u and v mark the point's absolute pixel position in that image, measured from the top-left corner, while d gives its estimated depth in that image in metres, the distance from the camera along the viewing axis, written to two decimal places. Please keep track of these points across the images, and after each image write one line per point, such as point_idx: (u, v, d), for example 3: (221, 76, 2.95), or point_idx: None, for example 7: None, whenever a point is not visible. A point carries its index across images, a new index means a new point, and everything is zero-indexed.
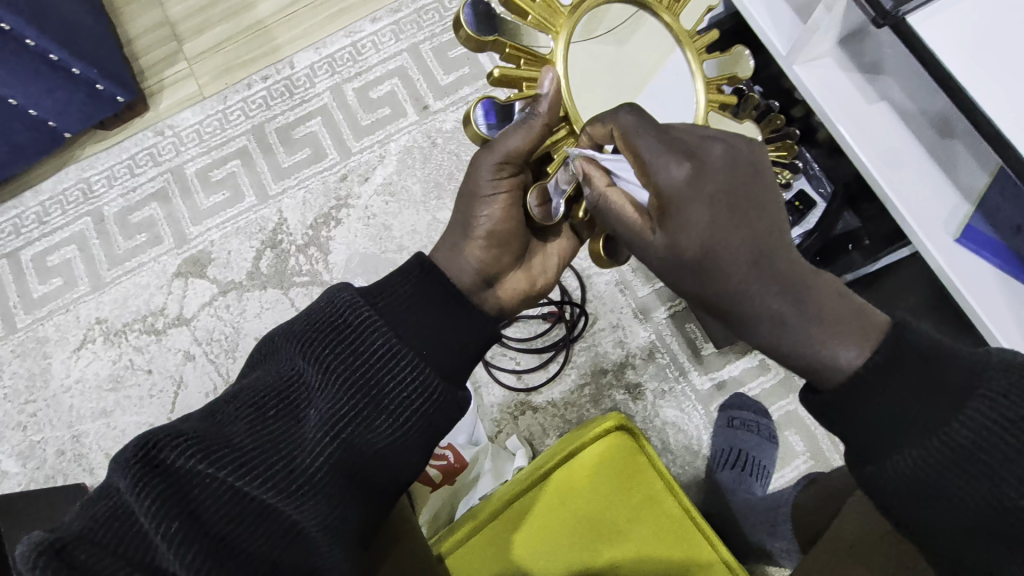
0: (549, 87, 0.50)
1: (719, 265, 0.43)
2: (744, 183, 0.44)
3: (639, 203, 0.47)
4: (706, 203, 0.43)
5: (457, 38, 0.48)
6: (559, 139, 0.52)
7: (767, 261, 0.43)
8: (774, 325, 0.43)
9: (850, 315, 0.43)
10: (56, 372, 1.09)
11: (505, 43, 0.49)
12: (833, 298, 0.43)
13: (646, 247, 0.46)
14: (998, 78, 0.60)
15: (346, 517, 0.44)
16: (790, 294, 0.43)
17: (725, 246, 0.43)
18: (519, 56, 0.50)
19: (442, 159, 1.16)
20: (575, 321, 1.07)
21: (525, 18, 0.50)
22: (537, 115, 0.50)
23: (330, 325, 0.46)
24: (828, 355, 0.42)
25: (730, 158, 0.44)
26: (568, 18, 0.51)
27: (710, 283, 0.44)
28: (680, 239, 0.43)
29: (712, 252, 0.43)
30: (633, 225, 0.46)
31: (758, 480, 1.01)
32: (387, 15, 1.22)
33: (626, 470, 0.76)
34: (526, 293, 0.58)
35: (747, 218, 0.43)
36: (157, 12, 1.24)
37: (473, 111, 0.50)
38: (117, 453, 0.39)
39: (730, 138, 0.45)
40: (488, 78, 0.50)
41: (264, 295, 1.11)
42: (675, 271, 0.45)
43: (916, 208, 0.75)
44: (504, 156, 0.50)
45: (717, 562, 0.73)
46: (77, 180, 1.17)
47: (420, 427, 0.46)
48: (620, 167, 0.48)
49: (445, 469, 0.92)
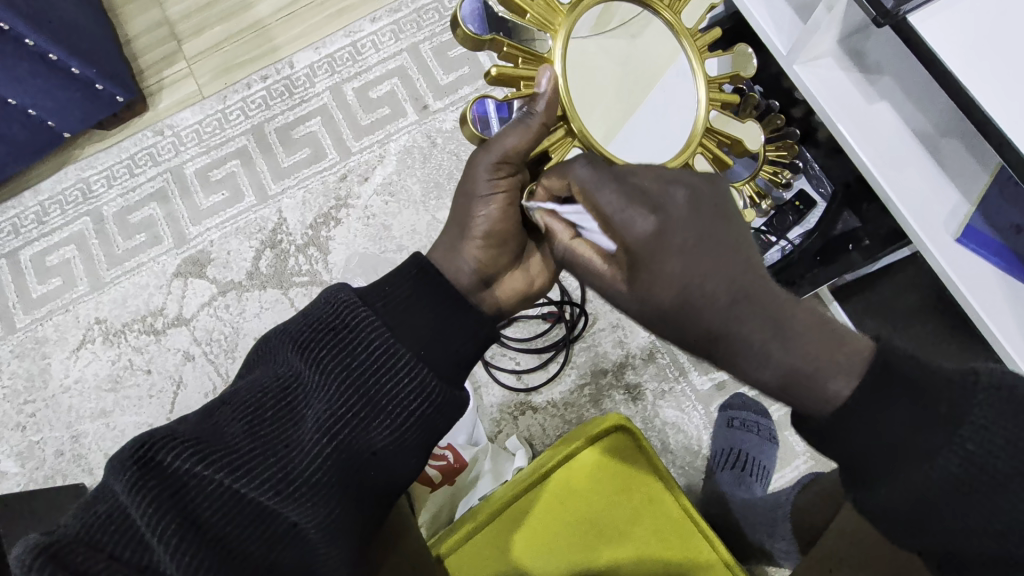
0: (546, 86, 0.50)
1: (695, 310, 0.44)
2: (711, 228, 0.45)
3: (607, 252, 0.47)
4: (671, 256, 0.43)
5: (456, 37, 0.50)
6: (556, 139, 0.51)
7: (743, 300, 0.43)
8: (759, 366, 0.43)
9: (832, 337, 0.43)
10: (55, 372, 1.09)
11: (503, 42, 0.49)
12: (812, 327, 0.43)
13: (622, 295, 0.47)
14: (999, 79, 0.60)
15: (345, 519, 0.44)
16: (770, 329, 0.43)
17: (698, 289, 0.43)
18: (517, 55, 0.50)
19: (442, 159, 1.16)
20: (574, 321, 1.07)
21: (523, 17, 0.50)
22: (534, 115, 0.50)
23: (328, 326, 0.46)
24: (827, 357, 0.42)
25: (693, 204, 0.45)
26: (566, 17, 0.50)
27: (689, 326, 0.44)
28: (653, 289, 0.44)
29: (686, 299, 0.43)
30: (603, 275, 0.47)
31: (758, 480, 0.99)
32: (386, 14, 1.22)
33: (624, 472, 0.76)
34: (524, 292, 0.58)
35: (718, 257, 0.44)
36: (156, 12, 1.23)
37: (471, 109, 0.51)
38: (113, 455, 0.39)
39: (690, 182, 0.46)
40: (485, 77, 0.50)
41: (263, 295, 1.11)
42: (655, 321, 0.46)
43: (916, 208, 0.74)
44: (502, 155, 0.50)
45: (717, 562, 0.73)
46: (77, 180, 1.17)
47: (418, 428, 0.46)
48: (583, 219, 0.47)
49: (445, 469, 0.91)
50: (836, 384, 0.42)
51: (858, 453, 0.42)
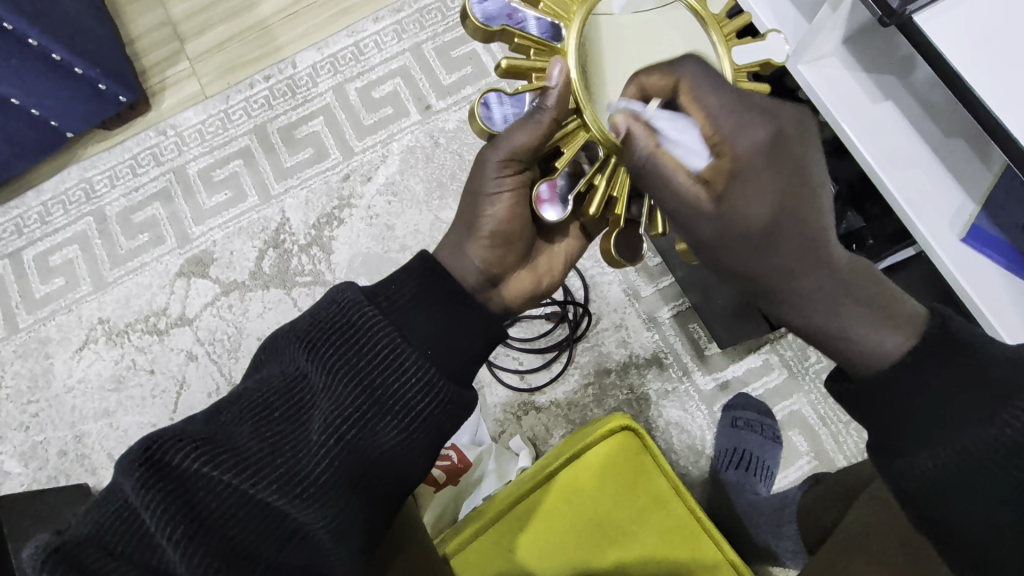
0: (558, 78, 0.49)
1: (782, 234, 0.41)
2: (791, 158, 0.41)
3: (696, 169, 0.42)
4: (765, 184, 0.41)
5: (466, 29, 0.50)
6: (567, 132, 0.52)
7: (816, 241, 0.42)
8: (802, 304, 0.44)
9: (874, 293, 0.44)
10: (58, 372, 1.09)
11: (512, 33, 0.50)
12: (867, 288, 0.44)
13: (700, 220, 0.42)
14: (1006, 81, 0.60)
15: (352, 521, 0.44)
16: (826, 273, 0.43)
17: (786, 219, 0.41)
18: (528, 46, 0.50)
19: (445, 159, 1.16)
20: (578, 321, 1.07)
21: (537, 7, 0.51)
22: (545, 110, 0.49)
23: (334, 325, 0.46)
24: (862, 343, 0.43)
25: (800, 130, 0.42)
26: (578, 9, 0.51)
27: (749, 261, 0.43)
28: (742, 209, 0.41)
29: (774, 229, 0.41)
30: (687, 195, 0.42)
31: (763, 480, 1.00)
32: (388, 14, 1.22)
33: (631, 471, 0.76)
34: (531, 292, 0.58)
35: (807, 191, 0.42)
36: (159, 12, 1.23)
37: (479, 105, 0.52)
38: (120, 457, 0.39)
39: (796, 113, 0.43)
40: (496, 70, 0.51)
41: (267, 296, 1.11)
42: (727, 250, 0.43)
43: (922, 208, 0.74)
44: (510, 152, 0.50)
45: (723, 562, 0.74)
46: (80, 180, 1.17)
47: (425, 428, 0.46)
48: (679, 129, 0.42)
49: (450, 469, 0.92)
50: (882, 343, 0.43)
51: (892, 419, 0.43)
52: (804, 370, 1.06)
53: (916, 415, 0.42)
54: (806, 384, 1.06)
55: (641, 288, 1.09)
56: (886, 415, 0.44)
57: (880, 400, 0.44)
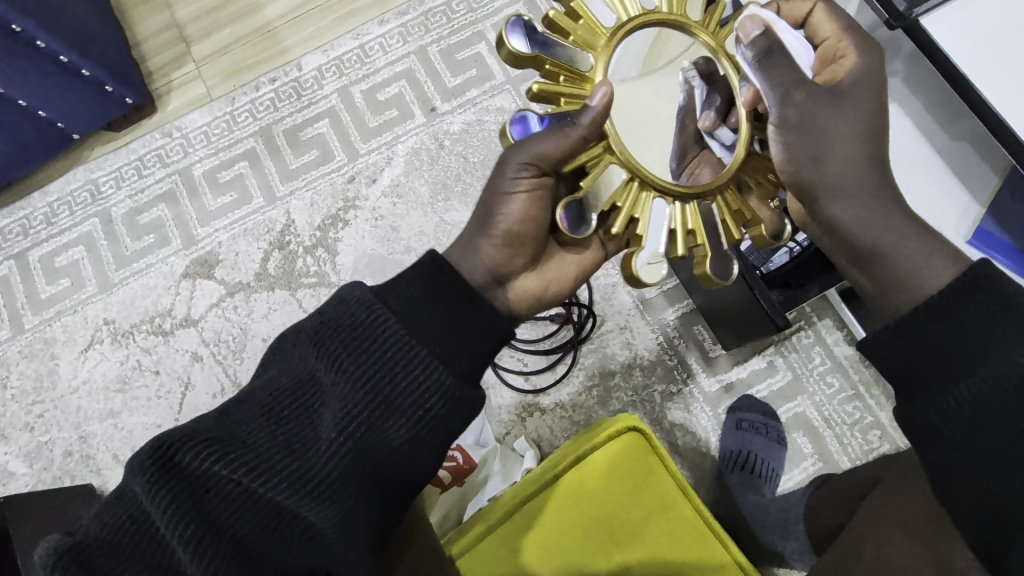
0: (600, 101, 0.50)
1: (854, 123, 0.51)
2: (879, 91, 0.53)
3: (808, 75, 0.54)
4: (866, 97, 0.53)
5: (500, 54, 0.50)
6: (593, 156, 0.52)
7: (878, 167, 0.51)
8: (860, 208, 0.50)
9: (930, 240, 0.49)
10: (64, 373, 1.09)
11: (544, 60, 0.50)
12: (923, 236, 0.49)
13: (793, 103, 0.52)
14: (1013, 82, 0.60)
15: (361, 518, 0.44)
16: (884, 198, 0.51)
17: (880, 126, 0.52)
18: (558, 72, 0.51)
19: (450, 161, 1.16)
20: (583, 322, 1.07)
21: (567, 38, 0.51)
22: (578, 125, 0.50)
23: (345, 323, 0.46)
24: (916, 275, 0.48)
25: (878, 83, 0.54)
26: (607, 41, 0.51)
27: (844, 147, 0.51)
28: (837, 105, 0.52)
29: (848, 132, 0.51)
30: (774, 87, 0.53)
31: (768, 482, 0.99)
32: (394, 17, 1.22)
33: (638, 472, 0.76)
34: (537, 296, 0.58)
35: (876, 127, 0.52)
36: (166, 14, 1.24)
37: (511, 128, 0.53)
38: (132, 455, 0.39)
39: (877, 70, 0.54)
40: (527, 94, 0.52)
41: (271, 296, 1.11)
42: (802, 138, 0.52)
43: (928, 209, 0.75)
44: (533, 157, 0.51)
45: (730, 563, 0.75)
46: (86, 181, 1.17)
47: (433, 426, 0.46)
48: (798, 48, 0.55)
49: (455, 470, 0.92)
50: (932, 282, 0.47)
51: (915, 365, 0.46)
52: (809, 372, 1.06)
53: (931, 363, 0.45)
54: (810, 385, 1.06)
55: (646, 289, 1.09)
56: (903, 361, 0.46)
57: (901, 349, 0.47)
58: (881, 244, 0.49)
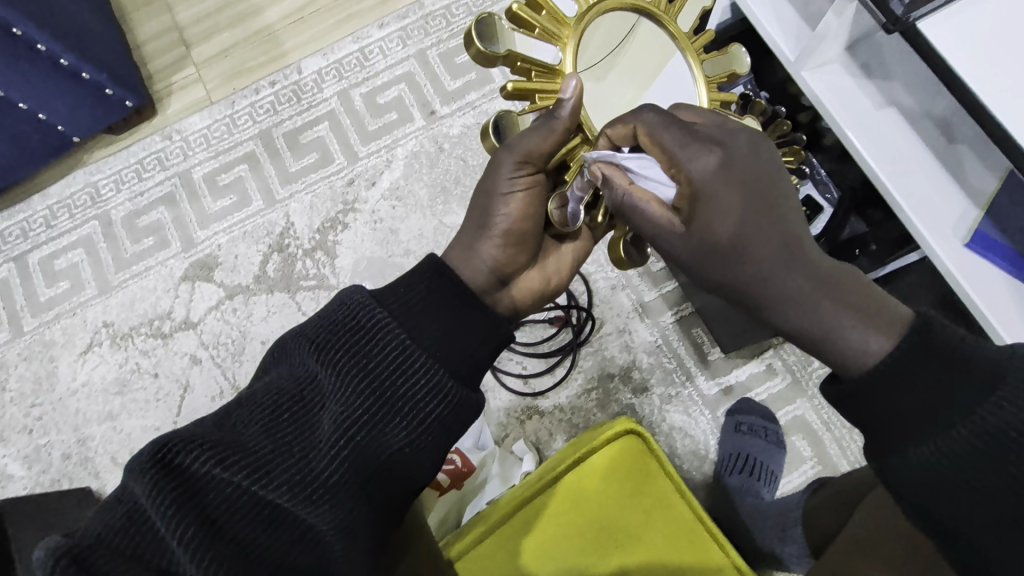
0: (572, 93, 0.49)
1: (754, 236, 0.43)
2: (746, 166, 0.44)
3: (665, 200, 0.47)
4: (738, 190, 0.44)
5: (468, 52, 0.48)
6: (574, 146, 0.53)
7: (792, 245, 0.43)
8: (786, 309, 0.43)
9: (869, 294, 0.43)
10: (62, 376, 1.09)
11: (515, 57, 0.49)
12: (858, 285, 0.43)
13: (676, 238, 0.46)
14: (1012, 87, 0.60)
15: (361, 520, 0.44)
16: (813, 279, 0.42)
17: (771, 204, 0.44)
18: (530, 68, 0.50)
19: (449, 164, 1.16)
20: (581, 326, 1.07)
21: (532, 31, 0.50)
22: (558, 118, 0.50)
23: (345, 327, 0.46)
24: (857, 341, 0.41)
25: (726, 163, 0.44)
26: (573, 30, 0.51)
27: (746, 259, 0.43)
28: (711, 226, 0.44)
29: (742, 238, 0.43)
30: (660, 222, 0.46)
31: (767, 485, 0.98)
32: (394, 20, 1.23)
33: (637, 473, 0.76)
34: (540, 290, 0.58)
35: (772, 210, 0.44)
36: (166, 17, 1.24)
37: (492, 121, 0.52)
38: (130, 458, 0.39)
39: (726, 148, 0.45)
40: (501, 92, 0.50)
41: (270, 300, 1.11)
42: (708, 267, 0.45)
43: (927, 212, 0.75)
44: (524, 155, 0.51)
45: (728, 565, 0.74)
46: (86, 184, 1.17)
47: (433, 430, 0.46)
48: (640, 166, 0.47)
49: (454, 473, 0.91)
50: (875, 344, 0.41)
51: (892, 415, 0.41)
52: (807, 375, 1.07)
53: (907, 418, 0.40)
54: (809, 388, 1.06)
55: (644, 292, 1.09)
56: (877, 414, 0.41)
57: (873, 404, 0.41)
58: (824, 329, 0.42)
